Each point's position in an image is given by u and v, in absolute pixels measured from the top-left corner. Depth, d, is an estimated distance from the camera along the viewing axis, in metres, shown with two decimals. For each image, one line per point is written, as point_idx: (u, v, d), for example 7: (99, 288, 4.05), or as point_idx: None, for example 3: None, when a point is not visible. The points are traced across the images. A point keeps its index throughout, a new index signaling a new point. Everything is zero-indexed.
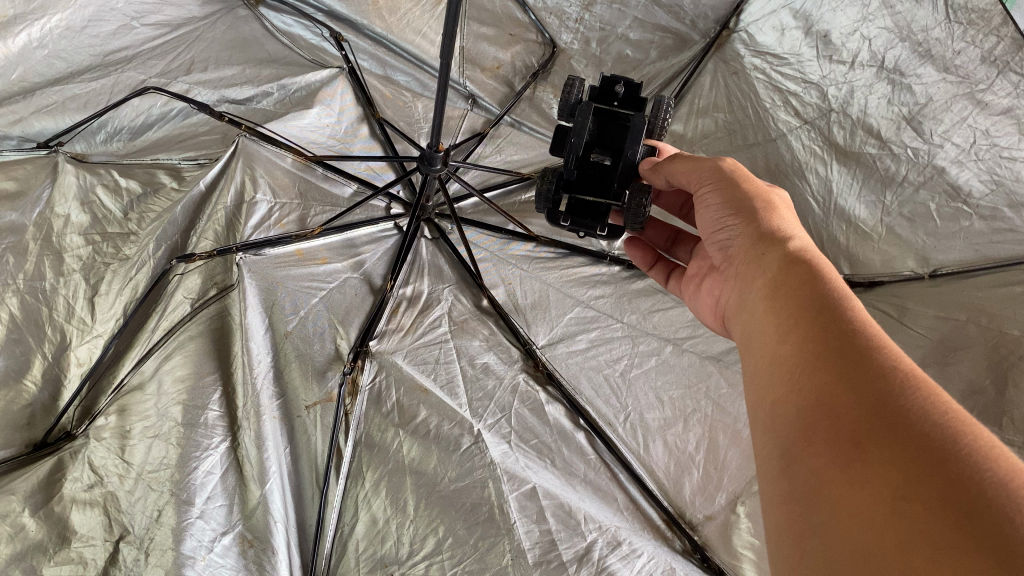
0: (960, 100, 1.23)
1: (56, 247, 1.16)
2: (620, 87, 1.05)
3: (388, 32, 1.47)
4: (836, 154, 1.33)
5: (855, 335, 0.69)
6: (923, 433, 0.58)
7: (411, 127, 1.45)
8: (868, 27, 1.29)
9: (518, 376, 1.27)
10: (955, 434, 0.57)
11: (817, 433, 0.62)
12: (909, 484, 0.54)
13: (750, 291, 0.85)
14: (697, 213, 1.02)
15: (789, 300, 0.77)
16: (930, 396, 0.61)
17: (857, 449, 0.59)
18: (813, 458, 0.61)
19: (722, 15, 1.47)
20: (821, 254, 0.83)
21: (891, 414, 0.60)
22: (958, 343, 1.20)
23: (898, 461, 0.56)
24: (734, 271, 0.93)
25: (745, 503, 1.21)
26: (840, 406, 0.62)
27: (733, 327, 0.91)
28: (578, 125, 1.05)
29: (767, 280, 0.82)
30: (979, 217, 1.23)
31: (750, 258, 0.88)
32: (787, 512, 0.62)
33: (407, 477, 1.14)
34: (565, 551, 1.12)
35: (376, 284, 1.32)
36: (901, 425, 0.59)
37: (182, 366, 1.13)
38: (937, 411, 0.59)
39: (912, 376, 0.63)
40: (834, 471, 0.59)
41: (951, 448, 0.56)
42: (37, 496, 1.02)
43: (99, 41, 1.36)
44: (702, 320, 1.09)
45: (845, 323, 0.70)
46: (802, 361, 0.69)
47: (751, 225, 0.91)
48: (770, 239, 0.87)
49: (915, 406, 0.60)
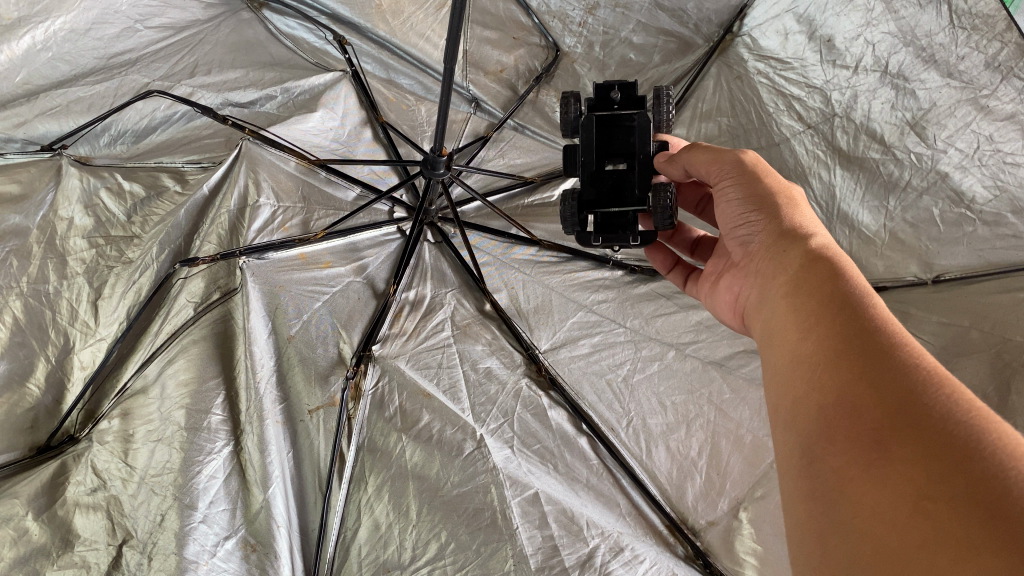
0: (963, 105, 1.23)
1: (60, 251, 1.16)
2: (613, 90, 1.06)
3: (392, 36, 1.47)
4: (840, 159, 1.33)
5: (876, 333, 0.69)
6: (946, 431, 0.57)
7: (414, 130, 1.46)
8: (873, 31, 1.29)
9: (520, 381, 1.27)
10: (979, 432, 0.56)
11: (839, 431, 0.62)
12: (932, 482, 0.54)
13: (770, 289, 0.86)
14: (716, 207, 1.01)
15: (811, 298, 0.77)
16: (954, 394, 0.60)
17: (880, 447, 0.59)
18: (835, 455, 0.61)
19: (726, 19, 1.47)
20: (841, 252, 0.82)
21: (914, 411, 0.59)
22: (961, 349, 1.20)
23: (921, 458, 0.56)
24: (754, 269, 0.92)
25: (747, 509, 1.21)
26: (862, 404, 0.62)
27: (753, 326, 0.91)
28: (584, 142, 1.07)
29: (789, 278, 0.82)
30: (982, 222, 1.23)
31: (769, 256, 0.88)
32: (809, 511, 0.62)
33: (410, 481, 1.14)
34: (568, 556, 1.12)
35: (379, 288, 1.32)
36: (923, 422, 0.58)
37: (186, 370, 1.13)
38: (961, 408, 0.59)
39: (934, 375, 0.62)
40: (855, 469, 0.59)
41: (977, 446, 0.55)
42: (41, 500, 1.02)
43: (102, 43, 1.36)
44: (721, 318, 1.09)
45: (867, 321, 0.70)
46: (824, 359, 0.69)
47: (770, 222, 0.91)
48: (789, 236, 0.87)
49: (939, 404, 0.60)
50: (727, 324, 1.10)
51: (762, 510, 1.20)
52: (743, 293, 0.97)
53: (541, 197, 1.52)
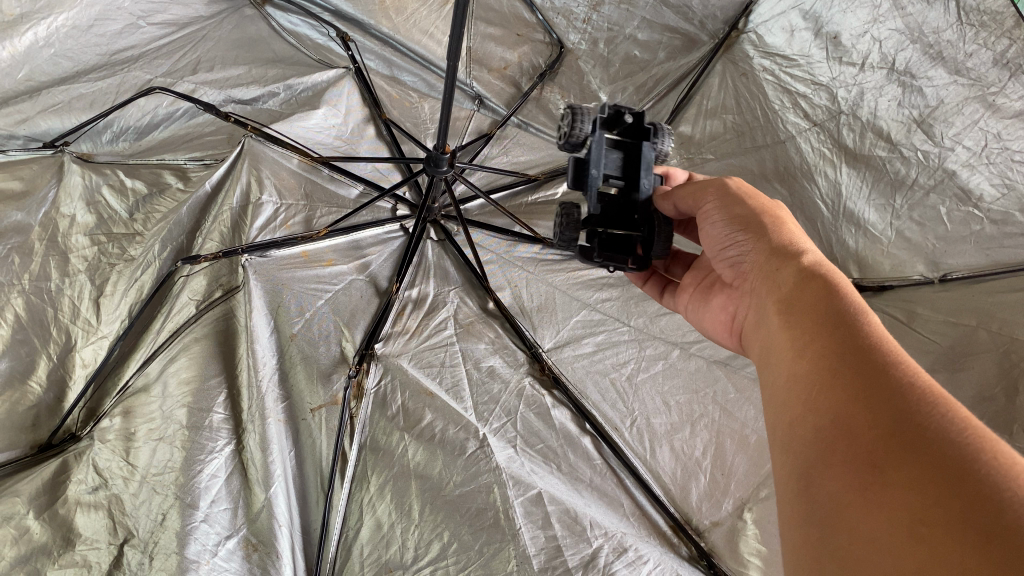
0: (971, 103, 1.21)
1: (62, 248, 1.16)
2: (628, 115, 1.00)
3: (395, 33, 1.46)
4: (846, 157, 1.32)
5: (871, 351, 0.68)
6: (940, 452, 0.56)
7: (417, 128, 1.46)
8: (880, 28, 1.27)
9: (524, 380, 1.27)
10: (975, 453, 0.55)
11: (836, 454, 0.62)
12: (929, 506, 0.53)
13: (765, 307, 0.85)
14: (704, 231, 1.01)
15: (805, 316, 0.76)
16: (948, 413, 0.59)
17: (876, 471, 0.58)
18: (831, 480, 0.61)
19: (732, 16, 1.46)
20: (834, 267, 0.82)
21: (908, 431, 0.59)
22: (968, 349, 1.19)
23: (915, 481, 0.55)
24: (747, 287, 0.92)
25: (752, 509, 1.20)
26: (857, 426, 0.62)
27: (749, 345, 0.91)
28: (595, 158, 0.99)
29: (782, 295, 0.82)
30: (990, 221, 1.21)
31: (762, 274, 0.88)
32: (808, 537, 0.61)
33: (413, 481, 1.13)
34: (571, 557, 1.11)
35: (382, 286, 1.32)
36: (917, 443, 0.57)
37: (187, 369, 1.13)
38: (956, 427, 0.58)
39: (929, 392, 0.61)
40: (852, 494, 0.58)
41: (972, 468, 0.54)
42: (41, 498, 1.02)
43: (105, 40, 1.35)
44: (712, 338, 1.08)
45: (861, 339, 0.70)
46: (819, 379, 0.68)
47: (761, 239, 0.90)
48: (782, 252, 0.87)
49: (934, 424, 0.58)
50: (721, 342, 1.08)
51: (767, 511, 1.19)
52: (737, 311, 0.97)
53: (544, 194, 1.52)
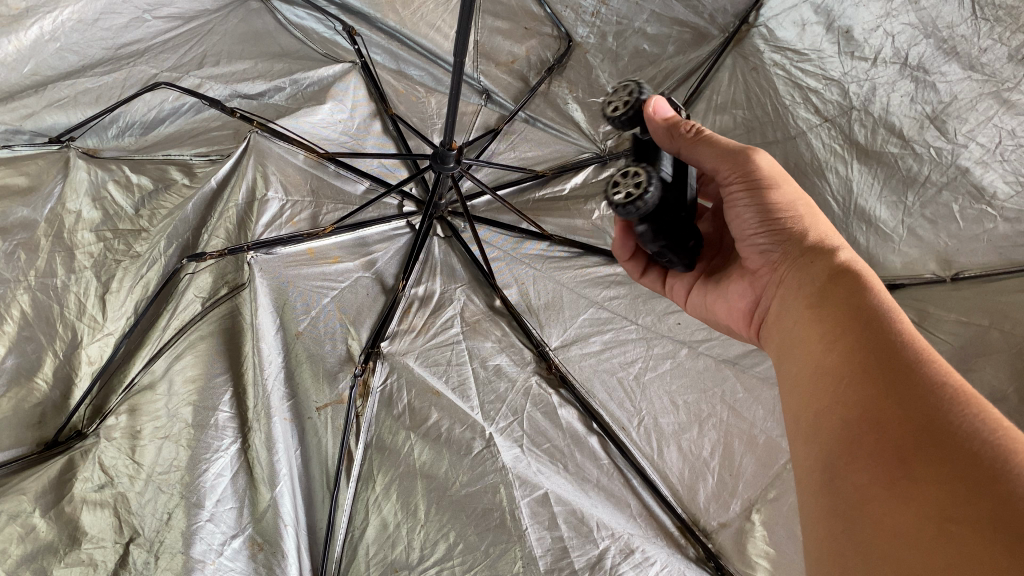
0: (985, 98, 1.20)
1: (68, 244, 1.16)
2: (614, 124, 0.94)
3: (402, 26, 1.44)
4: (858, 153, 1.29)
5: (902, 349, 0.69)
6: (970, 450, 0.58)
7: (423, 122, 1.43)
8: (893, 23, 1.26)
9: (530, 378, 1.25)
10: (1005, 454, 0.57)
11: (863, 451, 0.63)
12: (955, 504, 0.55)
13: (793, 302, 0.86)
14: (730, 208, 0.98)
15: (834, 314, 0.78)
16: (981, 413, 0.60)
17: (902, 466, 0.60)
18: (857, 472, 0.63)
19: (742, 10, 1.43)
20: (866, 267, 0.83)
21: (939, 430, 0.60)
22: (981, 350, 1.16)
23: (944, 478, 0.57)
24: (773, 280, 0.94)
25: (760, 511, 1.18)
26: (884, 420, 0.63)
27: (771, 340, 0.92)
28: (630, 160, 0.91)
29: (812, 292, 0.83)
30: (1004, 219, 1.18)
31: (792, 270, 0.90)
32: (830, 529, 0.64)
33: (418, 481, 1.13)
34: (577, 558, 1.11)
35: (388, 284, 1.30)
36: (947, 441, 0.59)
37: (193, 367, 1.12)
38: (986, 427, 0.59)
39: (959, 394, 0.63)
40: (879, 488, 0.60)
41: (1001, 467, 0.56)
42: (48, 496, 1.02)
43: (110, 33, 1.33)
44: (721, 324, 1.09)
45: (892, 337, 0.70)
46: (850, 376, 0.69)
47: (794, 236, 0.91)
48: (815, 251, 0.88)
49: (964, 423, 0.60)
50: (732, 335, 1.10)
51: (776, 512, 1.17)
52: (759, 301, 0.98)
53: (552, 190, 1.49)
